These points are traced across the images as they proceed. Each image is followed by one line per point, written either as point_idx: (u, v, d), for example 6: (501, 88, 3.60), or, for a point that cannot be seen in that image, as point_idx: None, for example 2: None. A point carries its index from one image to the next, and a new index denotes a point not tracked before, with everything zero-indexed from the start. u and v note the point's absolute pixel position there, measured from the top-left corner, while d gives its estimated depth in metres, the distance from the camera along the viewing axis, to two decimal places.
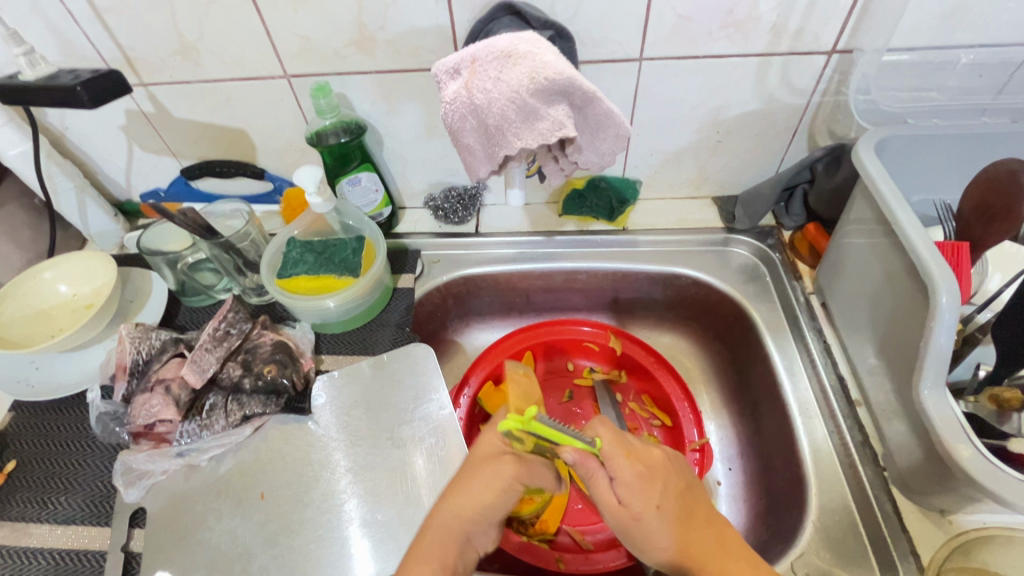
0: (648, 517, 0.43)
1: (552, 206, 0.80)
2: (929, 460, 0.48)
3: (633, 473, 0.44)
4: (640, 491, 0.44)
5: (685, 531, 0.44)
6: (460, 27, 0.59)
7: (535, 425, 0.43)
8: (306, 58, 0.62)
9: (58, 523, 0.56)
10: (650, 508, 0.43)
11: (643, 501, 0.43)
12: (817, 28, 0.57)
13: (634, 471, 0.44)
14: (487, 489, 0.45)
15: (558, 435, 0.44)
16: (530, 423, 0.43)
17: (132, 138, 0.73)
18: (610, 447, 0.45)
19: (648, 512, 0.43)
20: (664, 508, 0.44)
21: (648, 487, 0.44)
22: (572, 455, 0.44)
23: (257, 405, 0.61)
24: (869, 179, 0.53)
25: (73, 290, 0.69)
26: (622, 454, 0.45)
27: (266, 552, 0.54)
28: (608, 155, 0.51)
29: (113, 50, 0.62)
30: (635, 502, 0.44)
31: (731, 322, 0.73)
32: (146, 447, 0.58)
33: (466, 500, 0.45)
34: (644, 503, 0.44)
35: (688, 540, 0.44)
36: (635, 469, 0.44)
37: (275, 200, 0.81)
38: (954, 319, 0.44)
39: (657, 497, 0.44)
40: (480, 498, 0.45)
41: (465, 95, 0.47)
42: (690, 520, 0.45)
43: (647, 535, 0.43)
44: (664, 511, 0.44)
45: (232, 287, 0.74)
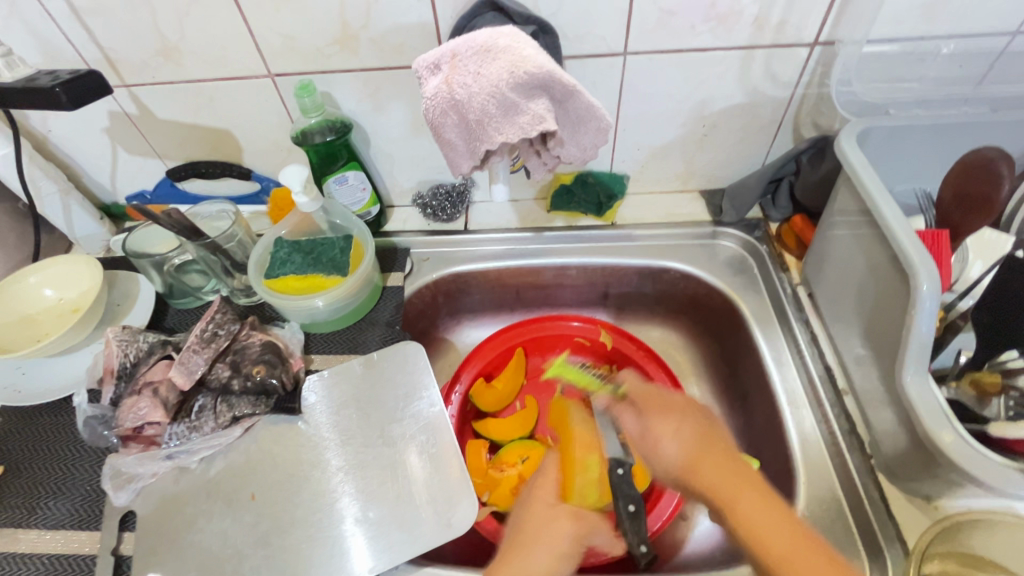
0: (660, 434, 0.47)
1: (541, 202, 0.80)
2: (914, 446, 0.49)
3: (655, 409, 0.49)
4: (663, 419, 0.48)
5: (699, 451, 0.45)
6: (444, 24, 0.59)
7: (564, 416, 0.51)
8: (290, 57, 0.62)
9: (47, 528, 0.56)
10: (668, 432, 0.46)
11: (664, 427, 0.47)
12: (800, 21, 0.57)
13: (654, 407, 0.49)
14: (556, 554, 0.45)
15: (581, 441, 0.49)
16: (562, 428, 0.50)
17: (116, 140, 0.73)
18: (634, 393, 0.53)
19: (668, 436, 0.46)
20: (681, 428, 0.46)
21: (668, 416, 0.48)
22: (611, 415, 0.53)
23: (247, 405, 0.61)
24: (850, 169, 0.53)
25: (59, 294, 0.68)
26: (644, 393, 0.52)
27: (257, 552, 0.54)
28: (591, 149, 0.51)
29: (93, 51, 0.62)
30: (658, 429, 0.47)
31: (720, 314, 0.73)
32: (134, 450, 0.58)
33: (536, 560, 0.44)
34: (664, 428, 0.47)
35: (702, 460, 0.44)
36: (654, 404, 0.50)
37: (263, 201, 0.80)
38: (934, 306, 0.44)
39: (679, 426, 0.47)
40: (546, 570, 0.44)
41: (445, 91, 0.46)
42: (706, 440, 0.45)
43: (656, 448, 0.47)
44: (686, 437, 0.46)
45: (220, 289, 0.73)
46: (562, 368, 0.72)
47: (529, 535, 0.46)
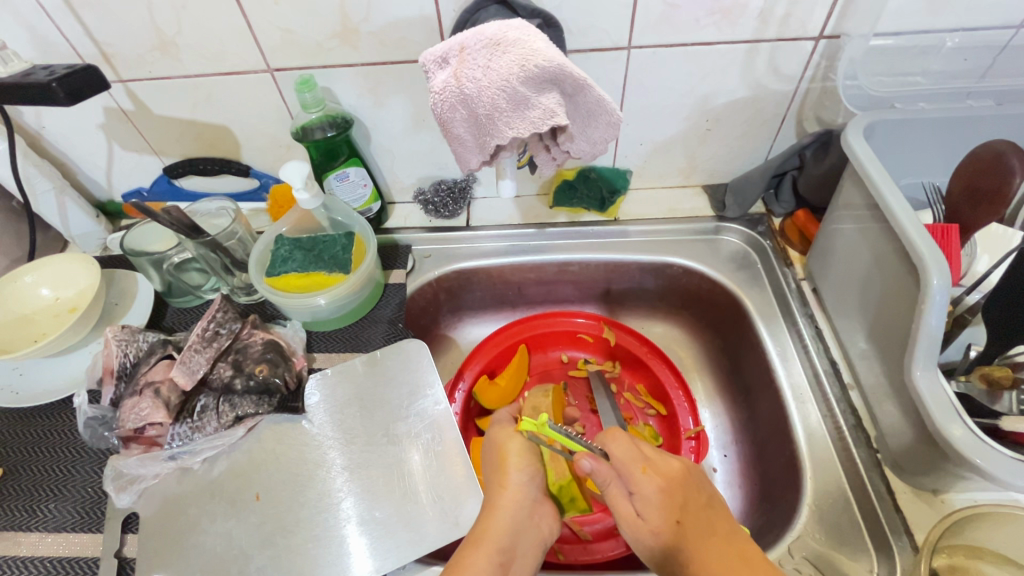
0: (652, 525, 0.44)
1: (543, 197, 0.79)
2: (921, 440, 0.49)
3: (652, 487, 0.46)
4: (659, 505, 0.45)
5: (698, 545, 0.43)
6: (447, 17, 0.58)
7: (548, 429, 0.52)
8: (290, 52, 0.61)
9: (48, 530, 0.55)
10: (666, 523, 0.44)
11: (660, 515, 0.44)
12: (805, 14, 0.57)
13: (652, 485, 0.46)
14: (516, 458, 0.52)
15: (570, 442, 0.51)
16: (544, 426, 0.52)
17: (112, 136, 0.71)
18: (622, 462, 0.48)
19: (665, 527, 0.44)
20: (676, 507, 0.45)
21: (661, 502, 0.45)
22: (589, 462, 0.46)
23: (250, 405, 0.60)
24: (856, 162, 0.53)
25: (55, 293, 0.67)
26: (639, 470, 0.47)
27: (262, 553, 0.54)
28: (600, 144, 0.51)
29: (88, 46, 0.61)
30: (652, 516, 0.45)
31: (723, 310, 0.73)
32: (136, 452, 0.57)
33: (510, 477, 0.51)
34: (660, 517, 0.44)
35: (698, 552, 0.42)
36: (652, 482, 0.46)
37: (261, 197, 0.79)
38: (945, 300, 0.44)
39: (675, 511, 0.44)
40: (516, 482, 0.50)
41: (454, 84, 0.46)
42: (691, 531, 0.44)
43: (646, 542, 0.44)
44: (683, 524, 0.44)
45: (220, 287, 0.72)
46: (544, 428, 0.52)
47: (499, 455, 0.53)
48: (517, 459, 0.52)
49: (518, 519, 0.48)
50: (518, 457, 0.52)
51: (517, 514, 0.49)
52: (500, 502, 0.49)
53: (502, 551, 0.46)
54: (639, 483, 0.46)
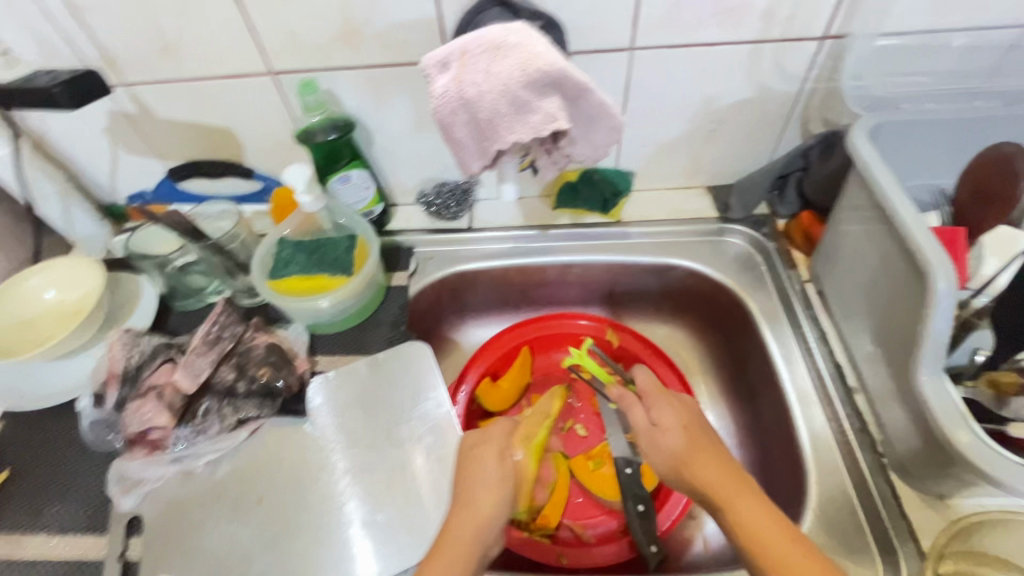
0: (666, 425, 0.53)
1: (546, 199, 0.79)
2: (927, 445, 0.49)
3: (670, 409, 0.55)
4: (671, 412, 0.54)
5: (699, 446, 0.50)
6: (448, 19, 0.58)
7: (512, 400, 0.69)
8: (292, 54, 0.61)
9: (54, 532, 0.56)
10: (676, 425, 0.53)
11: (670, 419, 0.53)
12: (810, 14, 0.56)
13: (668, 401, 0.56)
14: (492, 487, 0.50)
15: (530, 431, 0.59)
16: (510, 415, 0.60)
17: (116, 140, 0.72)
18: (645, 386, 0.60)
19: (675, 430, 0.52)
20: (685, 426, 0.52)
21: (671, 413, 0.54)
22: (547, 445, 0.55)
23: (252, 408, 0.60)
24: (862, 163, 0.53)
25: (61, 295, 0.67)
26: (659, 390, 0.58)
27: (266, 556, 0.54)
28: (602, 147, 0.50)
29: (92, 50, 0.61)
30: (663, 422, 0.54)
31: (727, 312, 0.73)
32: (140, 455, 0.57)
33: (480, 505, 0.48)
34: (671, 421, 0.53)
35: (703, 460, 0.49)
36: (669, 399, 0.56)
37: (264, 200, 0.79)
38: (951, 304, 0.44)
39: (682, 420, 0.53)
40: (485, 508, 0.48)
41: (455, 89, 0.45)
42: (696, 438, 0.51)
43: (658, 443, 0.53)
44: (689, 429, 0.52)
45: (223, 290, 0.72)
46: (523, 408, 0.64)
47: (467, 476, 0.51)
48: (481, 490, 0.50)
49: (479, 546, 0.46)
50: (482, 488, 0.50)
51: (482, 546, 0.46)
52: (463, 527, 0.47)
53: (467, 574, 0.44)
54: (659, 399, 0.56)
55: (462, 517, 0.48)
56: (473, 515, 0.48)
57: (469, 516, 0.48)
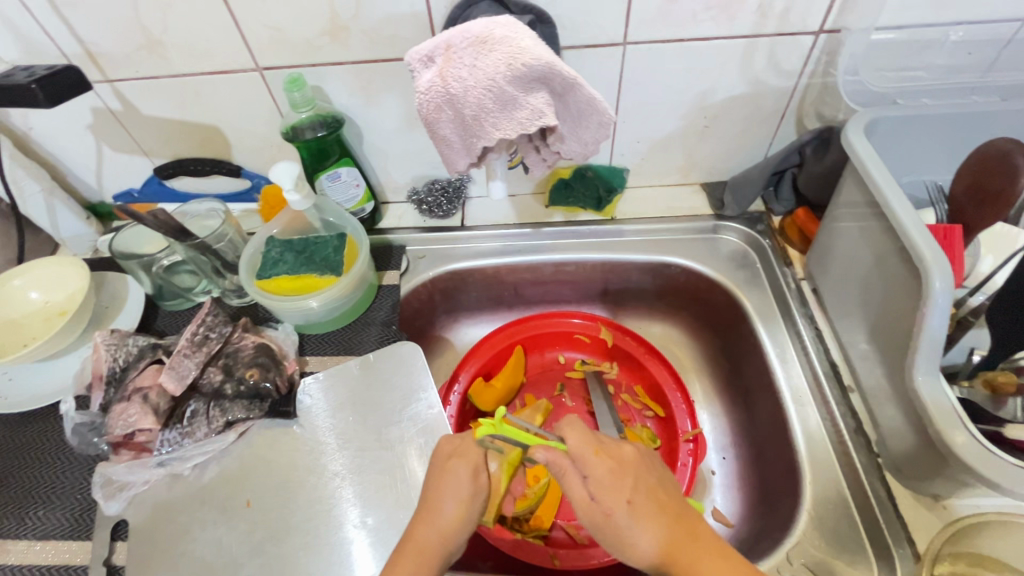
0: (614, 507, 0.43)
1: (539, 196, 0.78)
2: (923, 446, 0.48)
3: (604, 469, 0.45)
4: (611, 486, 0.44)
5: (662, 529, 0.42)
6: (437, 14, 0.57)
7: (505, 428, 0.50)
8: (279, 50, 0.60)
9: (37, 538, 0.55)
10: (621, 503, 0.43)
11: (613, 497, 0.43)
12: (805, 8, 0.55)
13: (605, 466, 0.45)
14: (463, 501, 0.46)
15: (525, 438, 0.50)
16: (502, 424, 0.49)
17: (101, 137, 0.70)
18: (575, 446, 0.46)
19: (625, 511, 0.43)
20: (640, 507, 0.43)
21: (618, 489, 0.44)
22: (544, 453, 0.46)
23: (240, 410, 0.59)
24: (857, 160, 0.52)
25: (45, 297, 0.66)
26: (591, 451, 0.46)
27: (253, 561, 0.53)
28: (592, 144, 0.49)
29: (74, 45, 0.60)
30: (607, 498, 0.43)
31: (721, 310, 0.72)
32: (126, 458, 0.56)
33: (446, 518, 0.45)
34: (617, 499, 0.44)
35: (670, 543, 0.42)
36: (606, 465, 0.45)
37: (253, 198, 0.78)
38: (947, 303, 0.43)
39: (628, 493, 0.44)
40: (450, 523, 0.45)
41: (440, 84, 0.44)
42: (643, 510, 0.43)
43: (620, 537, 0.42)
44: (636, 506, 0.43)
45: (212, 290, 0.71)
46: (501, 427, 0.50)
47: (438, 485, 0.47)
48: (450, 503, 0.46)
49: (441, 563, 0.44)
50: (450, 501, 0.46)
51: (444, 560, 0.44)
52: (426, 540, 0.44)
53: None
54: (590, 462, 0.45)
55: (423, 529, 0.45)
56: (436, 526, 0.45)
57: (431, 529, 0.45)
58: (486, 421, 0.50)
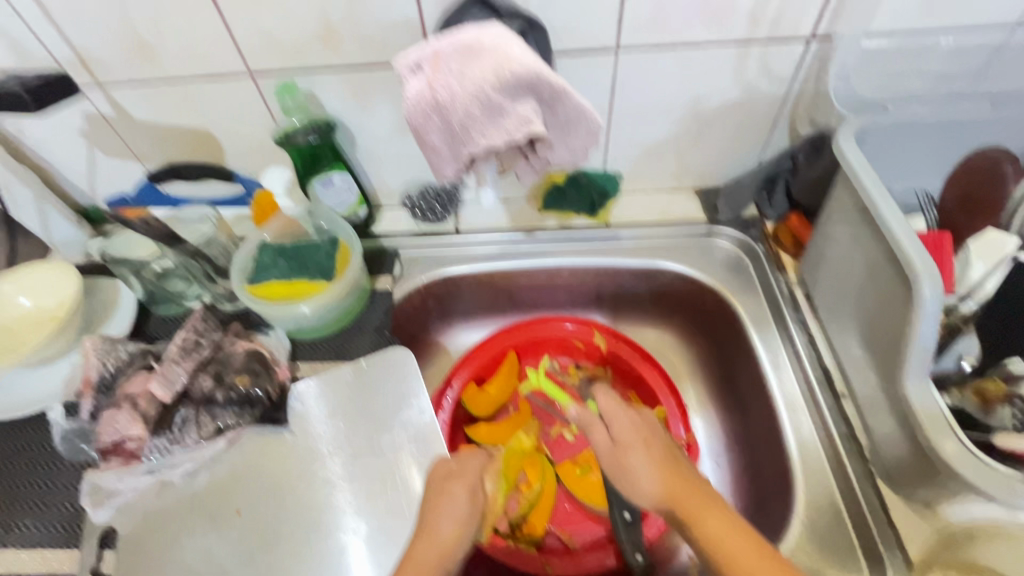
0: (626, 444, 0.51)
1: (532, 201, 0.78)
2: (914, 453, 0.48)
3: (626, 418, 0.53)
4: (633, 432, 0.52)
5: (668, 474, 0.48)
6: (429, 20, 0.57)
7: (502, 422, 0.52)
8: (271, 55, 0.60)
9: (24, 546, 0.54)
10: (636, 445, 0.50)
11: (631, 436, 0.51)
12: (796, 14, 0.55)
13: (624, 411, 0.54)
14: (459, 520, 0.47)
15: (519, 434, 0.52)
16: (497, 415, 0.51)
17: (93, 142, 0.70)
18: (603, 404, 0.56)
19: (639, 451, 0.50)
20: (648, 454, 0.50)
21: (634, 433, 0.52)
22: None
23: (231, 417, 0.59)
24: (848, 167, 0.52)
25: (34, 302, 0.66)
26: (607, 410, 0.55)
27: (243, 569, 0.53)
28: (580, 152, 0.49)
29: (65, 50, 0.59)
30: (626, 438, 0.52)
31: (715, 315, 0.72)
32: (115, 465, 0.56)
33: (444, 538, 0.46)
34: (630, 440, 0.51)
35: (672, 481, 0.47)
36: (628, 415, 0.53)
37: (245, 204, 0.78)
38: (937, 311, 0.43)
39: (643, 437, 0.51)
40: (450, 541, 0.46)
41: (427, 92, 0.44)
42: (668, 461, 0.49)
43: (634, 477, 0.49)
44: (650, 445, 0.51)
45: (203, 296, 0.70)
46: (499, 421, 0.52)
47: (434, 509, 0.49)
48: (445, 521, 0.47)
49: None
50: (446, 520, 0.47)
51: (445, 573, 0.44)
52: (426, 557, 0.45)
53: None
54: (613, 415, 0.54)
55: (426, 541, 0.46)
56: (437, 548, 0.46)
57: (429, 546, 0.46)
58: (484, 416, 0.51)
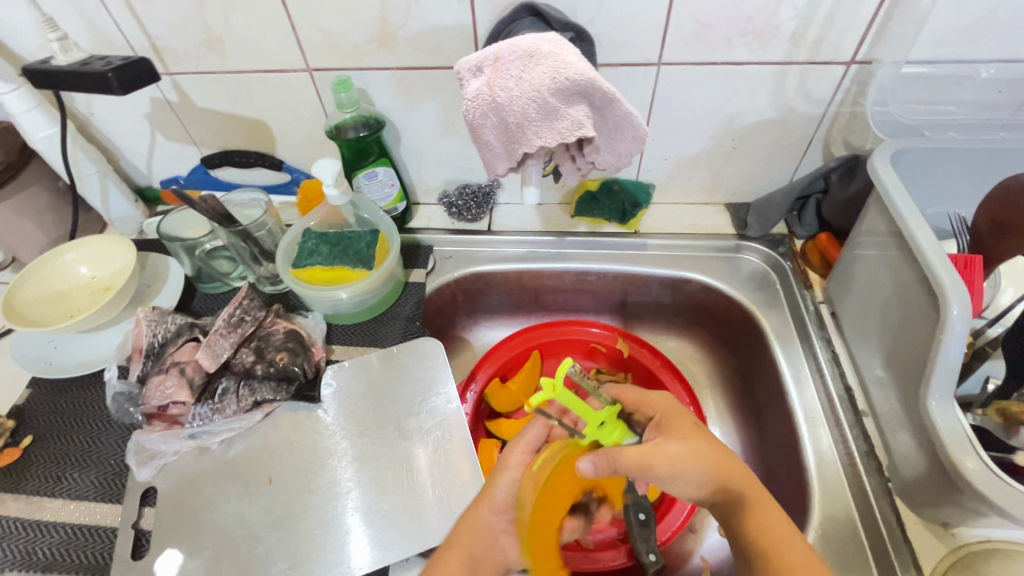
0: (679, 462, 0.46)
1: (565, 207, 0.80)
2: (934, 472, 0.48)
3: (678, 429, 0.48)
4: (697, 443, 0.47)
5: (715, 458, 0.47)
6: (482, 27, 0.60)
7: (562, 391, 0.43)
8: (329, 52, 0.64)
9: (71, 498, 0.58)
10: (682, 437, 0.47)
11: (687, 446, 0.47)
12: (837, 38, 0.57)
13: (688, 425, 0.49)
14: (516, 493, 0.48)
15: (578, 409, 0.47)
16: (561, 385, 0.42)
17: (155, 126, 0.75)
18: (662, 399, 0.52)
19: (692, 455, 0.46)
20: (697, 448, 0.47)
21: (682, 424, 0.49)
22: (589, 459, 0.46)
23: (268, 391, 0.62)
24: (881, 188, 0.53)
25: (93, 272, 0.70)
26: (641, 399, 0.52)
27: (271, 535, 0.55)
28: (625, 157, 0.52)
29: (141, 39, 0.64)
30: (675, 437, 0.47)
31: (739, 329, 0.73)
32: (158, 428, 0.60)
33: (496, 505, 0.48)
34: (687, 431, 0.48)
35: (722, 465, 0.47)
36: (682, 438, 0.47)
37: (292, 192, 0.82)
38: (964, 331, 0.44)
39: (687, 431, 0.48)
40: (501, 504, 0.48)
41: (487, 93, 0.47)
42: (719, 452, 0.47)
43: (677, 467, 0.46)
44: (711, 449, 0.47)
45: (247, 275, 0.75)
46: (558, 389, 0.42)
47: (495, 479, 0.50)
48: (502, 489, 0.49)
49: (490, 538, 0.47)
50: (502, 488, 0.49)
51: (489, 553, 0.47)
52: (476, 518, 0.48)
53: (473, 558, 0.47)
54: (644, 402, 0.52)
55: (477, 526, 0.48)
56: (484, 518, 0.48)
57: (484, 508, 0.48)
58: (544, 381, 0.41)
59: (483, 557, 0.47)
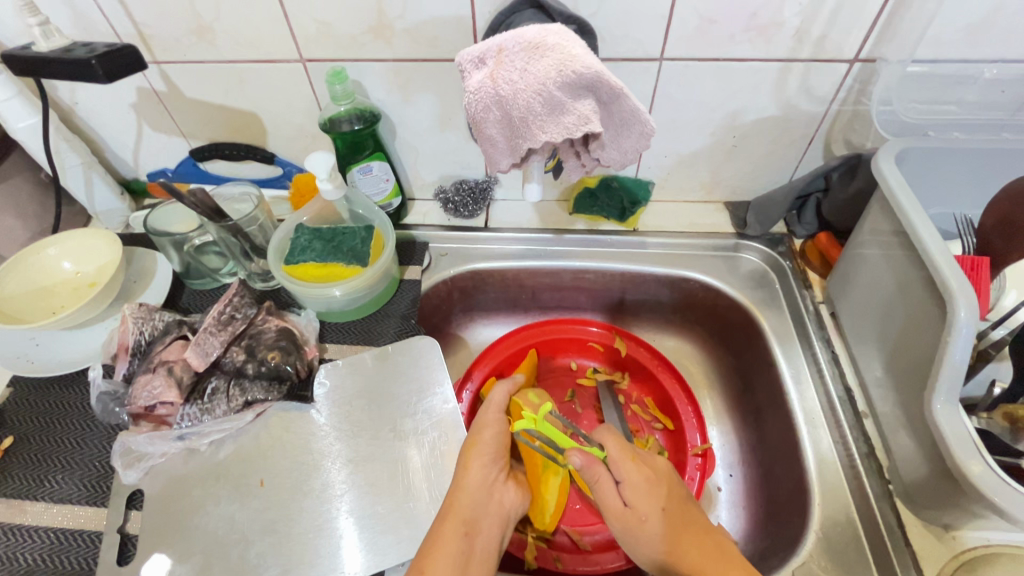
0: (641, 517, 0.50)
1: (562, 203, 0.79)
2: (937, 475, 0.48)
3: (641, 477, 0.53)
4: (646, 493, 0.52)
5: (676, 536, 0.50)
6: (481, 19, 0.58)
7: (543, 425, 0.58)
8: (323, 43, 0.62)
9: (53, 501, 0.56)
10: (655, 510, 0.51)
11: (648, 503, 0.51)
12: (842, 35, 0.56)
13: (640, 475, 0.53)
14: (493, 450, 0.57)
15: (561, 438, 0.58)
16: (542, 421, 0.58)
17: (142, 116, 0.72)
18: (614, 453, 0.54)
19: (654, 515, 0.50)
20: (658, 522, 0.50)
21: (648, 486, 0.52)
22: (579, 458, 0.54)
23: (259, 391, 0.60)
24: (885, 187, 0.53)
25: (77, 267, 0.68)
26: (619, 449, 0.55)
27: (263, 539, 0.54)
28: (631, 153, 0.51)
29: (127, 26, 0.62)
30: (642, 505, 0.51)
31: (738, 328, 0.73)
32: (145, 429, 0.58)
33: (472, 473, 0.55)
34: (649, 506, 0.51)
35: (680, 542, 0.50)
36: (642, 474, 0.53)
37: (284, 185, 0.81)
38: (971, 334, 0.43)
39: (662, 500, 0.51)
40: (477, 471, 0.55)
41: (490, 85, 0.45)
42: (682, 527, 0.50)
43: (638, 536, 0.50)
44: (669, 514, 0.51)
45: (237, 272, 0.73)
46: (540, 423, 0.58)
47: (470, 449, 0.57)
48: (487, 442, 0.58)
49: (484, 489, 0.55)
50: (486, 444, 0.57)
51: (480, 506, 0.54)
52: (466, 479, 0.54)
53: (467, 522, 0.52)
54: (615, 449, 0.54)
55: (465, 488, 0.54)
56: (470, 487, 0.54)
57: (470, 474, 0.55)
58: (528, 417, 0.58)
59: (475, 513, 0.53)
